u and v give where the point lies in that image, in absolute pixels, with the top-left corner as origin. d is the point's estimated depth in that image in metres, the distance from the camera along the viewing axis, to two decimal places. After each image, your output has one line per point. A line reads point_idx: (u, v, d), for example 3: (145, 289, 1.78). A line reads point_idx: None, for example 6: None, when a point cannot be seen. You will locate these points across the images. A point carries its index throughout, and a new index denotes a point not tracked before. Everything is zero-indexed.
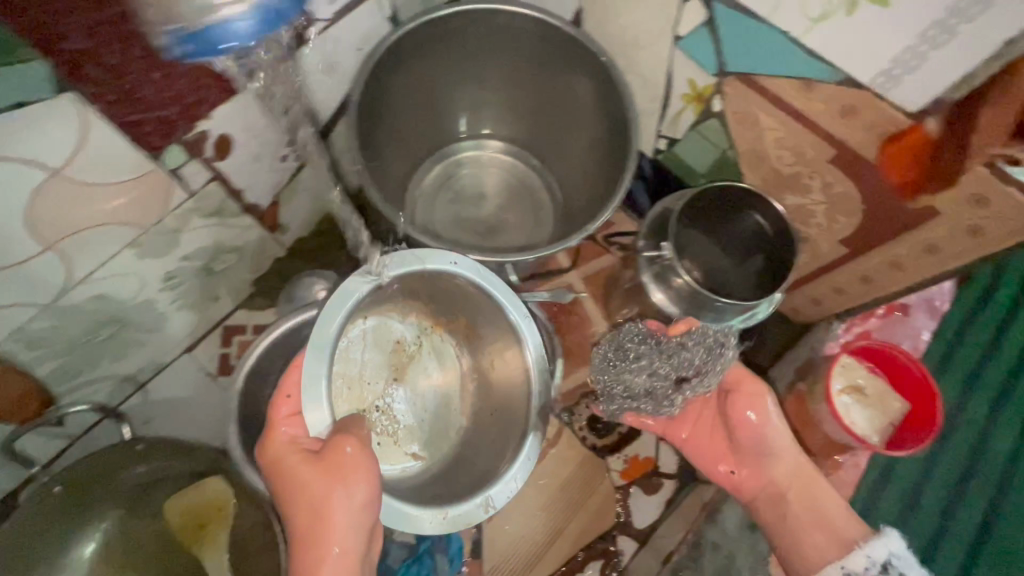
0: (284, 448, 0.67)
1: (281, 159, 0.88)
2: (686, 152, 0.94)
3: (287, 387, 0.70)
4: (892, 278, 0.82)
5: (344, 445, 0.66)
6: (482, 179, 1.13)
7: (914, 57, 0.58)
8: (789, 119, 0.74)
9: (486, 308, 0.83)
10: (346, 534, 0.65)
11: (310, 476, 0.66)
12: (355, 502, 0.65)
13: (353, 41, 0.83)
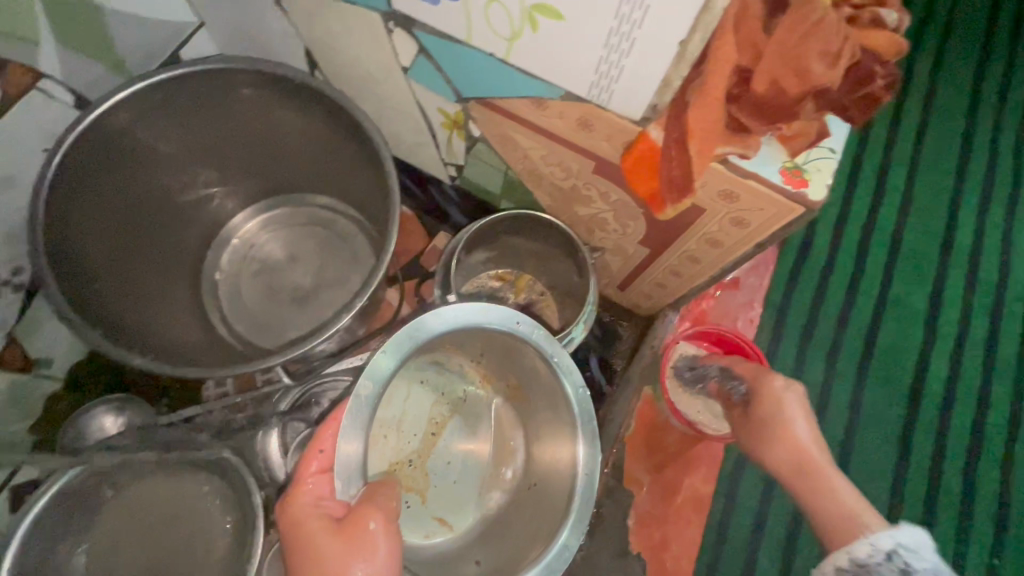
0: (303, 514, 0.58)
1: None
2: (476, 177, 0.87)
3: (320, 443, 0.61)
4: (695, 271, 0.78)
5: (368, 522, 0.56)
6: (281, 243, 1.00)
7: (611, 67, 0.52)
8: (539, 137, 0.67)
9: (554, 395, 0.69)
10: None
11: (331, 546, 0.56)
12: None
13: (33, 142, 0.69)
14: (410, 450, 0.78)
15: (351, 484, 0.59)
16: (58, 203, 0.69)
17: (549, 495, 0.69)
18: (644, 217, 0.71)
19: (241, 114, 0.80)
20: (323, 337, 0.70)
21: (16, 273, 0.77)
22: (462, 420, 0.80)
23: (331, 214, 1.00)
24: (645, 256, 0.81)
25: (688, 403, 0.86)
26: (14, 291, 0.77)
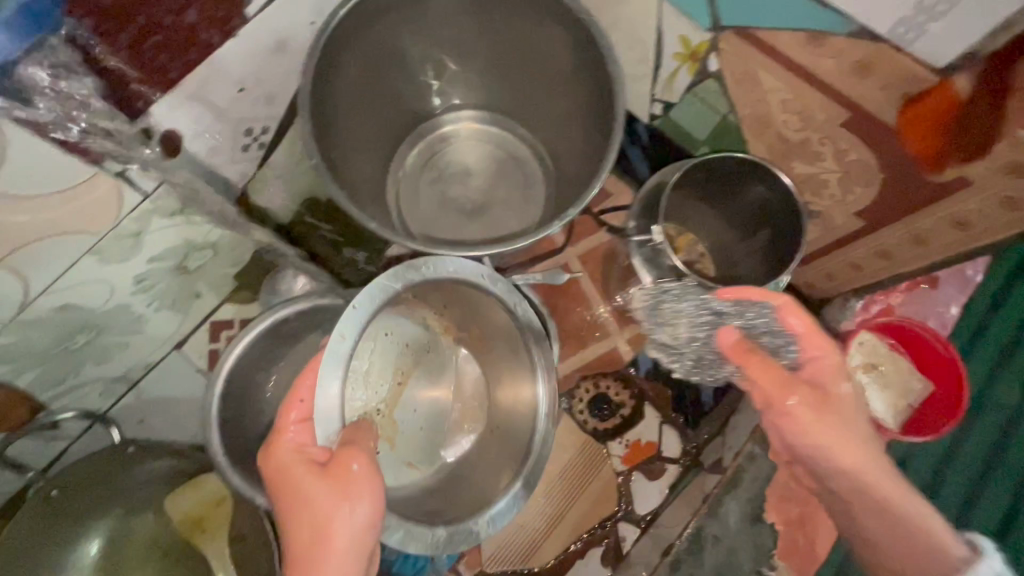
0: (289, 460, 0.62)
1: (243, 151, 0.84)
2: (683, 119, 0.85)
3: (297, 395, 0.66)
4: (911, 255, 0.73)
5: (349, 463, 0.61)
6: (465, 155, 1.08)
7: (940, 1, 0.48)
8: (795, 79, 0.64)
9: (506, 334, 0.81)
10: (349, 551, 0.60)
11: (316, 491, 0.60)
12: (352, 521, 0.60)
13: (306, 14, 0.75)
14: (380, 402, 0.76)
15: (324, 434, 0.64)
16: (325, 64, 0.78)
17: (518, 423, 0.81)
18: (882, 184, 0.67)
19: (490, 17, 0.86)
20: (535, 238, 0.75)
21: (264, 131, 0.85)
22: (382, 381, 0.77)
23: (523, 131, 1.06)
24: (855, 229, 0.76)
25: None
26: (256, 148, 0.86)
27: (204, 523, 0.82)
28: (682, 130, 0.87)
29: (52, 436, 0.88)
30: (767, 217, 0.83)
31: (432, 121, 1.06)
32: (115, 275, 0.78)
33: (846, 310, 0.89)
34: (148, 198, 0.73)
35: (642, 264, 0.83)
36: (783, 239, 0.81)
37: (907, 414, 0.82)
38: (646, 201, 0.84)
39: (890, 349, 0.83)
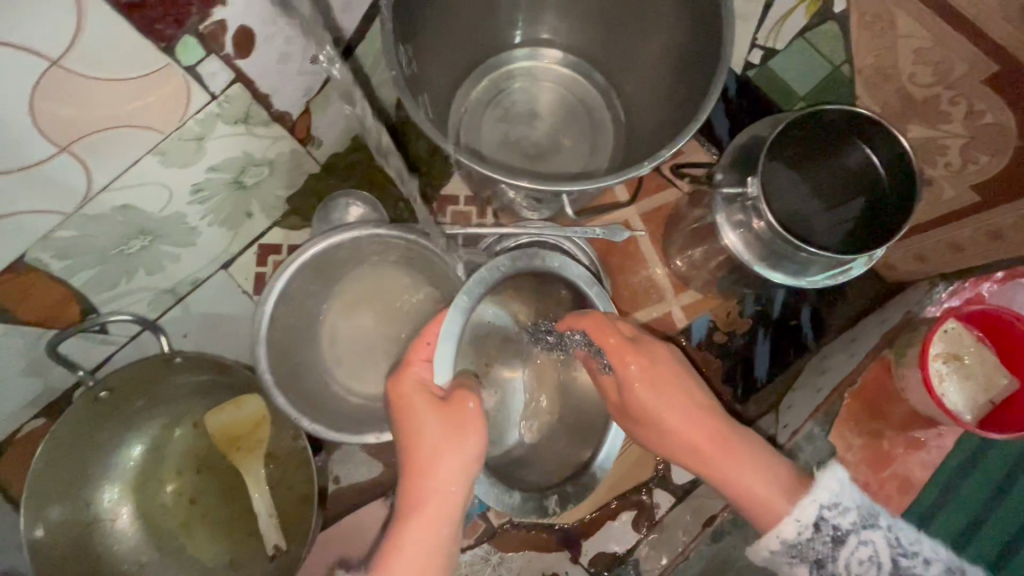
0: (410, 390, 0.65)
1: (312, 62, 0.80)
2: (783, 71, 0.78)
3: (427, 339, 0.69)
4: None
5: (468, 401, 0.64)
6: (535, 96, 1.04)
7: None
8: (939, 21, 0.57)
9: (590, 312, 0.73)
10: (453, 480, 0.63)
11: (438, 422, 0.64)
12: (472, 451, 0.64)
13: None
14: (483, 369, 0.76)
15: (444, 372, 0.67)
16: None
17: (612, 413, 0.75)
18: (1015, 152, 0.60)
19: None
20: (624, 177, 0.72)
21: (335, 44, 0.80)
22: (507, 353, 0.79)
23: (601, 78, 1.01)
24: (965, 204, 0.70)
25: (937, 382, 0.76)
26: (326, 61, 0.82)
27: (238, 441, 0.91)
28: (779, 83, 0.80)
29: (104, 338, 0.89)
30: (875, 183, 0.76)
31: (507, 57, 1.01)
32: (175, 180, 0.76)
33: (932, 295, 0.80)
34: (215, 100, 0.70)
35: (722, 219, 0.77)
36: (889, 209, 0.75)
37: (984, 412, 0.76)
38: (739, 154, 0.76)
39: (976, 341, 0.77)
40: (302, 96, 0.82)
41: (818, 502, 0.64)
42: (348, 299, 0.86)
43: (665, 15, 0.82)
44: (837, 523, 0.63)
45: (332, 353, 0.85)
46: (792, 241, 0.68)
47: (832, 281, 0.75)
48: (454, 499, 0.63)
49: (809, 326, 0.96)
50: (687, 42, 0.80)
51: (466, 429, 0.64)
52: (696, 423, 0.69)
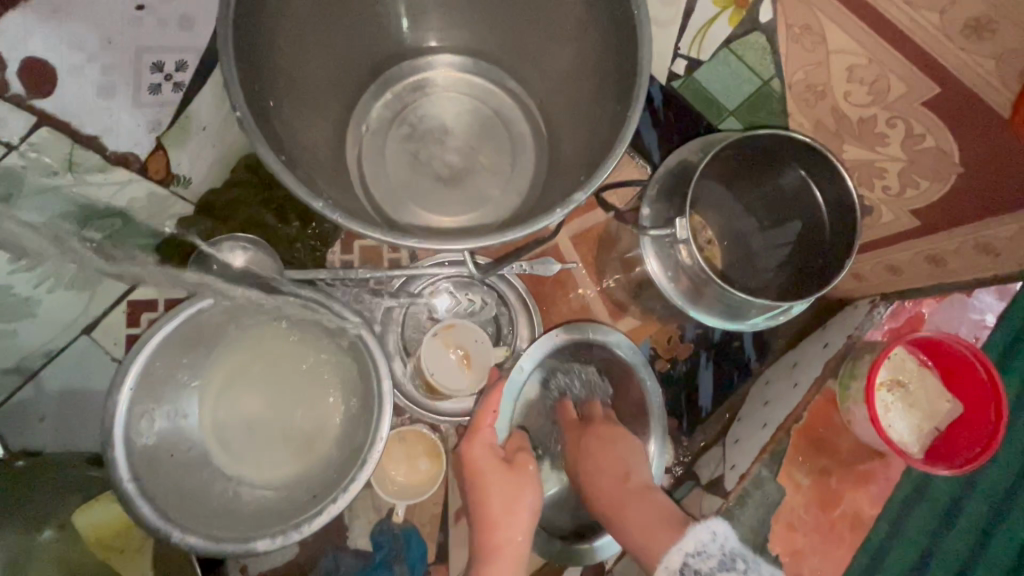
0: (480, 453, 0.74)
1: (151, 92, 0.67)
2: (709, 84, 0.70)
3: (494, 408, 0.77)
4: (968, 263, 0.61)
5: (526, 464, 0.75)
6: (445, 113, 0.91)
7: None
8: (872, 38, 0.50)
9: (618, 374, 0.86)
10: (518, 532, 0.72)
11: (496, 480, 0.73)
12: (525, 508, 0.73)
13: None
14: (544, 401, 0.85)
15: (501, 435, 0.78)
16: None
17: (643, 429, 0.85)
18: (956, 180, 0.54)
19: None
20: (527, 230, 0.57)
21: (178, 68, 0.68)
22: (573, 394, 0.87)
23: (515, 87, 0.89)
24: (904, 228, 0.65)
25: (882, 412, 0.72)
26: (172, 90, 0.68)
27: (115, 546, 0.72)
28: (706, 96, 0.72)
29: None
30: (812, 209, 0.69)
31: (402, 66, 0.87)
32: None
33: (872, 316, 0.77)
34: None
35: (653, 251, 0.70)
36: (828, 238, 0.68)
37: (929, 439, 0.73)
38: (665, 183, 0.69)
39: (918, 365, 0.74)
40: (148, 131, 0.69)
41: (682, 551, 0.67)
42: (231, 371, 0.73)
43: (574, 23, 0.70)
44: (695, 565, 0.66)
45: (213, 439, 0.70)
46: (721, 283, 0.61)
47: (774, 320, 0.69)
48: (509, 545, 0.71)
49: (752, 348, 0.90)
50: (601, 53, 0.69)
51: (515, 480, 0.74)
52: (638, 499, 0.75)
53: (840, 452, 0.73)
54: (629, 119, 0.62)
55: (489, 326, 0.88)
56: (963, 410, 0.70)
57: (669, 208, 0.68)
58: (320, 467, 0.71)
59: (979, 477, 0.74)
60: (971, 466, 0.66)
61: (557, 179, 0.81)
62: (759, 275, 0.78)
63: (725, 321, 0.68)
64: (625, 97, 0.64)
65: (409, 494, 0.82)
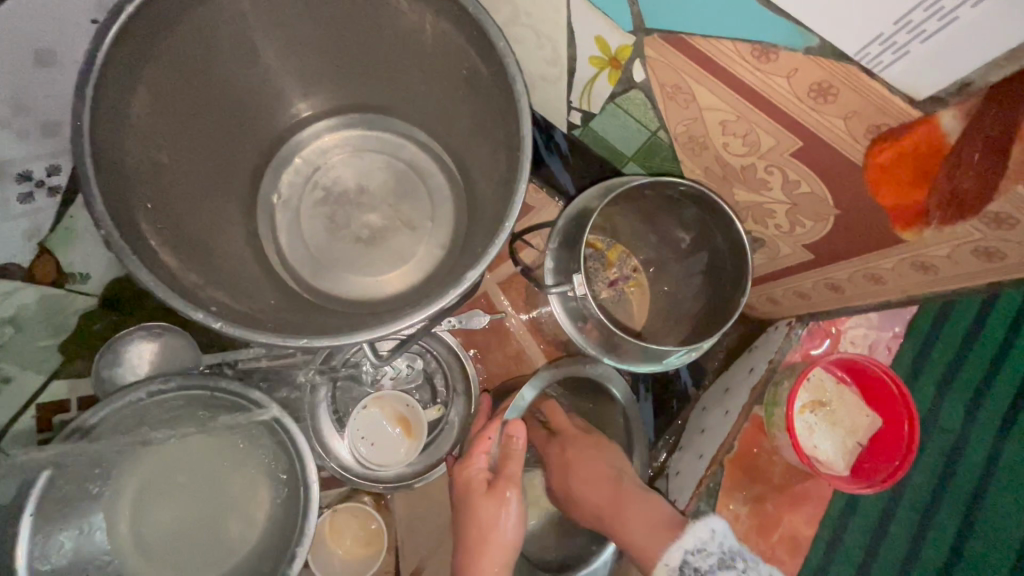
0: (469, 479, 0.72)
1: (23, 201, 0.61)
2: (605, 132, 0.70)
3: (489, 434, 0.72)
4: (863, 291, 0.63)
5: (507, 490, 0.70)
6: (356, 173, 0.85)
7: (904, 33, 0.37)
8: (736, 99, 0.51)
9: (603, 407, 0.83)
10: (498, 556, 0.69)
11: (479, 507, 0.70)
12: (506, 535, 0.70)
13: (84, 9, 0.54)
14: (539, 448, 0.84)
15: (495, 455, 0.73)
16: (118, 72, 0.54)
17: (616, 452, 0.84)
18: (834, 221, 0.56)
19: (358, 9, 0.64)
20: (423, 316, 0.58)
21: (51, 173, 0.63)
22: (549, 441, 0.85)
23: (422, 143, 0.84)
24: (802, 260, 0.66)
25: (807, 434, 0.74)
26: (46, 195, 0.64)
27: None
28: (605, 141, 0.73)
29: None
30: (714, 244, 0.70)
31: (299, 132, 0.81)
32: None
33: (790, 339, 0.78)
34: None
35: (566, 300, 0.74)
36: (730, 275, 0.70)
37: (855, 455, 0.75)
38: (568, 232, 0.72)
39: (836, 383, 0.75)
40: (27, 240, 0.64)
41: (682, 549, 0.66)
42: (148, 476, 0.69)
43: (460, 85, 0.67)
44: (695, 563, 0.65)
45: (134, 554, 0.67)
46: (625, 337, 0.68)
47: (689, 356, 0.74)
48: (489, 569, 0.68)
49: (688, 373, 0.88)
50: (490, 114, 0.65)
51: (493, 507, 0.70)
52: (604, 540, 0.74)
53: (772, 478, 0.75)
54: (516, 192, 0.58)
55: (421, 383, 0.86)
56: (880, 425, 0.73)
57: (569, 259, 0.71)
58: (253, 562, 0.69)
59: (906, 484, 0.77)
60: (892, 481, 0.68)
61: (473, 235, 0.76)
62: (680, 307, 0.79)
63: (641, 365, 0.73)
64: (516, 159, 0.61)
65: (353, 573, 0.80)
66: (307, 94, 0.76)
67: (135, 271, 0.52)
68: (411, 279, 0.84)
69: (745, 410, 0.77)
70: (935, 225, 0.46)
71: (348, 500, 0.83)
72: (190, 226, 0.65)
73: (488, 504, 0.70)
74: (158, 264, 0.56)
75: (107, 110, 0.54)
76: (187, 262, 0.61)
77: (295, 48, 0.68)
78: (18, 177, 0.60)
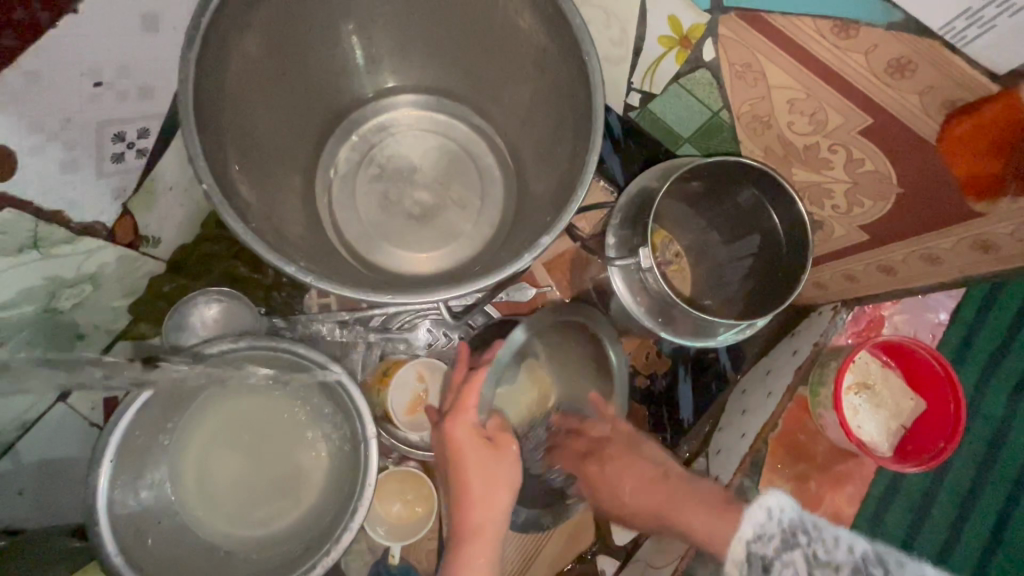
0: (462, 435, 0.66)
1: (115, 161, 0.65)
2: (663, 113, 0.72)
3: (478, 387, 0.68)
4: (917, 272, 0.65)
5: (510, 445, 0.67)
6: (412, 151, 0.88)
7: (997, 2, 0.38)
8: (809, 76, 0.53)
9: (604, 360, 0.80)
10: (494, 512, 0.65)
11: (477, 462, 0.65)
12: (506, 487, 0.65)
13: None
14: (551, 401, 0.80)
15: (483, 412, 0.69)
16: (216, 39, 0.57)
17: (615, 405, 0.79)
18: (896, 199, 0.58)
19: None
20: (494, 280, 0.61)
21: (140, 136, 0.66)
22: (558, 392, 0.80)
23: (476, 122, 0.86)
24: (856, 241, 0.68)
25: (852, 415, 0.75)
26: (135, 156, 0.67)
27: None
28: (661, 122, 0.74)
29: None
30: (768, 225, 0.72)
31: (361, 108, 0.84)
32: None
33: (835, 323, 0.79)
34: None
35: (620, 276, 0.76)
36: (784, 255, 0.71)
37: (898, 437, 0.76)
38: (628, 211, 0.74)
39: (882, 368, 0.77)
40: (114, 200, 0.67)
41: (744, 538, 0.49)
42: (213, 433, 0.72)
43: (526, 64, 0.69)
44: (763, 554, 0.47)
45: (201, 505, 0.70)
46: (685, 308, 0.70)
47: (741, 334, 0.76)
48: (491, 524, 0.65)
49: (727, 358, 0.89)
50: (557, 91, 0.68)
51: (496, 461, 0.66)
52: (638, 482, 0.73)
53: (815, 457, 0.77)
54: (586, 165, 0.61)
55: None
56: (925, 409, 0.75)
57: (632, 235, 0.74)
58: (311, 516, 0.71)
59: (948, 469, 0.78)
60: (936, 463, 0.70)
61: (528, 211, 0.78)
62: (727, 287, 0.80)
63: (695, 339, 0.75)
64: (586, 134, 0.63)
65: (401, 535, 0.81)
66: (374, 70, 0.78)
67: (230, 224, 0.54)
68: (460, 255, 0.86)
69: (790, 390, 0.78)
70: (1011, 195, 0.47)
71: (392, 466, 0.85)
72: (266, 191, 0.68)
73: (482, 460, 0.65)
74: (245, 221, 0.59)
75: (205, 72, 0.57)
76: (266, 223, 0.64)
77: (368, 23, 0.71)
78: (116, 136, 0.63)
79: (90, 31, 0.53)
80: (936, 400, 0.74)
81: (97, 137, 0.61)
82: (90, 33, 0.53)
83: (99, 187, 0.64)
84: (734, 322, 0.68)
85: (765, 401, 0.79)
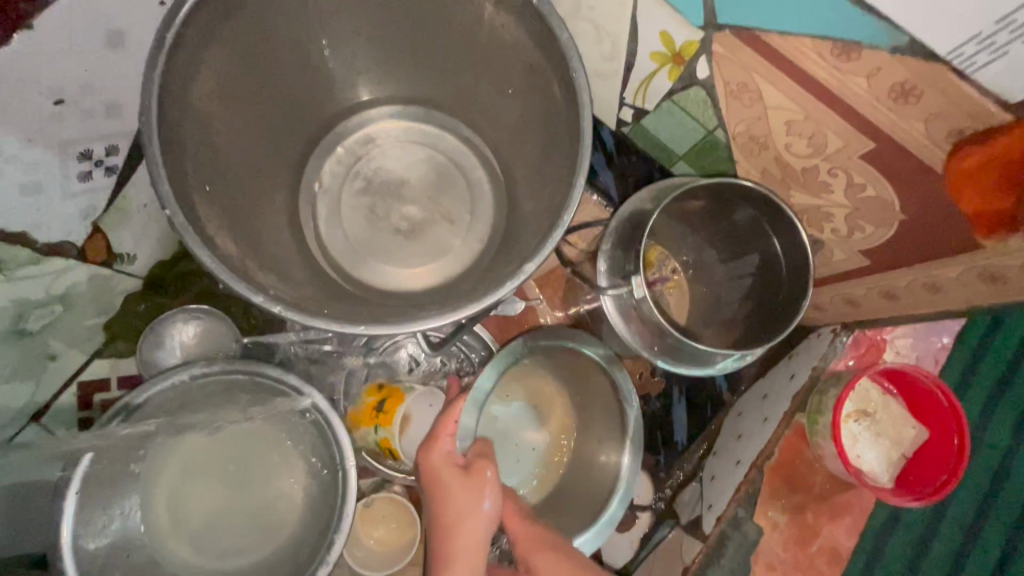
0: (438, 461, 0.64)
1: (82, 180, 0.62)
2: (657, 130, 0.69)
3: (456, 416, 0.66)
4: (920, 301, 0.62)
5: (486, 470, 0.63)
6: (399, 164, 0.85)
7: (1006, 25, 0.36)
8: (808, 98, 0.50)
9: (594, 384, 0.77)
10: (475, 546, 0.62)
11: (454, 491, 0.62)
12: (485, 517, 0.62)
13: None
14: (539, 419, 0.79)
15: (464, 441, 0.66)
16: (184, 55, 0.55)
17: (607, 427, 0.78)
18: (899, 227, 0.55)
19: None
20: (476, 309, 0.58)
21: (109, 153, 0.64)
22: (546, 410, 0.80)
23: (464, 135, 0.83)
24: (857, 266, 0.65)
25: (851, 444, 0.73)
26: (104, 174, 0.65)
27: None
28: (655, 138, 0.72)
29: None
30: (766, 245, 0.69)
31: (345, 120, 0.81)
32: None
33: (835, 347, 0.76)
34: None
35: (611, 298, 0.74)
36: (782, 278, 0.68)
37: (900, 468, 0.73)
38: (619, 230, 0.72)
39: (884, 395, 0.74)
40: (83, 219, 0.65)
41: None
42: (187, 460, 0.69)
43: (512, 78, 0.66)
44: None
45: (174, 536, 0.67)
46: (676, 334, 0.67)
47: (738, 361, 0.72)
48: (472, 557, 0.62)
49: (723, 377, 0.86)
50: (545, 107, 0.65)
51: (468, 489, 0.62)
52: None
53: (812, 486, 0.74)
54: (573, 186, 0.58)
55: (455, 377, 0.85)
56: (928, 440, 0.72)
57: (620, 253, 0.71)
58: (289, 548, 0.69)
59: (951, 500, 0.75)
60: (939, 497, 0.67)
61: (517, 228, 0.75)
62: (722, 309, 0.77)
63: (690, 365, 0.72)
64: (573, 154, 0.60)
65: (386, 563, 0.79)
66: (356, 82, 0.76)
67: (196, 253, 0.52)
68: (447, 272, 0.83)
69: (788, 417, 0.75)
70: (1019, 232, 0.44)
71: (381, 489, 0.83)
72: (240, 211, 0.65)
73: (455, 487, 0.62)
74: (213, 245, 0.57)
75: (171, 90, 0.54)
76: (239, 244, 0.62)
77: (347, 35, 0.68)
78: (83, 155, 0.61)
79: (47, 47, 0.50)
80: (942, 434, 0.70)
81: (60, 155, 0.58)
82: (48, 49, 0.50)
83: (66, 207, 0.63)
84: (726, 352, 0.65)
85: (761, 427, 0.76)
